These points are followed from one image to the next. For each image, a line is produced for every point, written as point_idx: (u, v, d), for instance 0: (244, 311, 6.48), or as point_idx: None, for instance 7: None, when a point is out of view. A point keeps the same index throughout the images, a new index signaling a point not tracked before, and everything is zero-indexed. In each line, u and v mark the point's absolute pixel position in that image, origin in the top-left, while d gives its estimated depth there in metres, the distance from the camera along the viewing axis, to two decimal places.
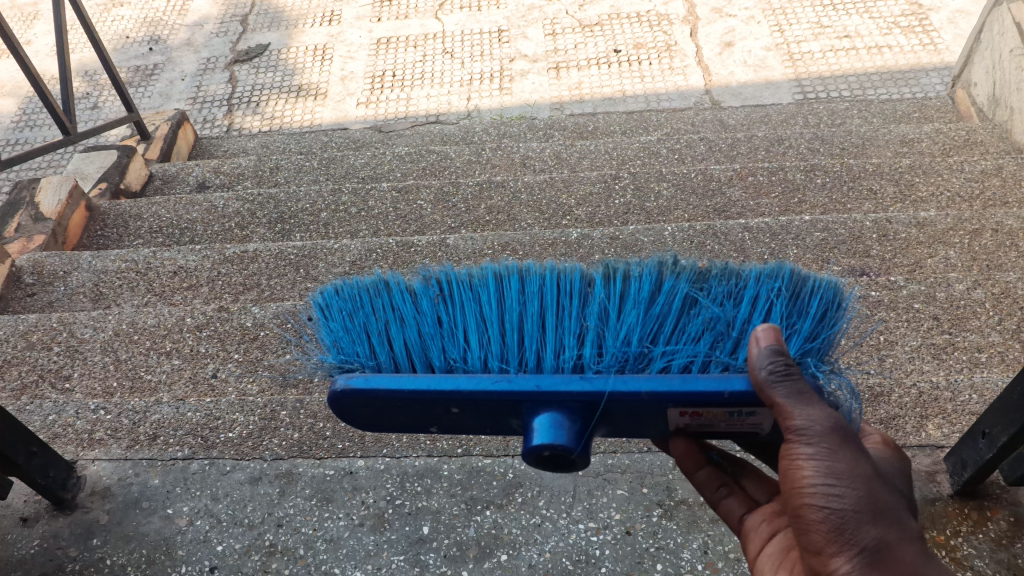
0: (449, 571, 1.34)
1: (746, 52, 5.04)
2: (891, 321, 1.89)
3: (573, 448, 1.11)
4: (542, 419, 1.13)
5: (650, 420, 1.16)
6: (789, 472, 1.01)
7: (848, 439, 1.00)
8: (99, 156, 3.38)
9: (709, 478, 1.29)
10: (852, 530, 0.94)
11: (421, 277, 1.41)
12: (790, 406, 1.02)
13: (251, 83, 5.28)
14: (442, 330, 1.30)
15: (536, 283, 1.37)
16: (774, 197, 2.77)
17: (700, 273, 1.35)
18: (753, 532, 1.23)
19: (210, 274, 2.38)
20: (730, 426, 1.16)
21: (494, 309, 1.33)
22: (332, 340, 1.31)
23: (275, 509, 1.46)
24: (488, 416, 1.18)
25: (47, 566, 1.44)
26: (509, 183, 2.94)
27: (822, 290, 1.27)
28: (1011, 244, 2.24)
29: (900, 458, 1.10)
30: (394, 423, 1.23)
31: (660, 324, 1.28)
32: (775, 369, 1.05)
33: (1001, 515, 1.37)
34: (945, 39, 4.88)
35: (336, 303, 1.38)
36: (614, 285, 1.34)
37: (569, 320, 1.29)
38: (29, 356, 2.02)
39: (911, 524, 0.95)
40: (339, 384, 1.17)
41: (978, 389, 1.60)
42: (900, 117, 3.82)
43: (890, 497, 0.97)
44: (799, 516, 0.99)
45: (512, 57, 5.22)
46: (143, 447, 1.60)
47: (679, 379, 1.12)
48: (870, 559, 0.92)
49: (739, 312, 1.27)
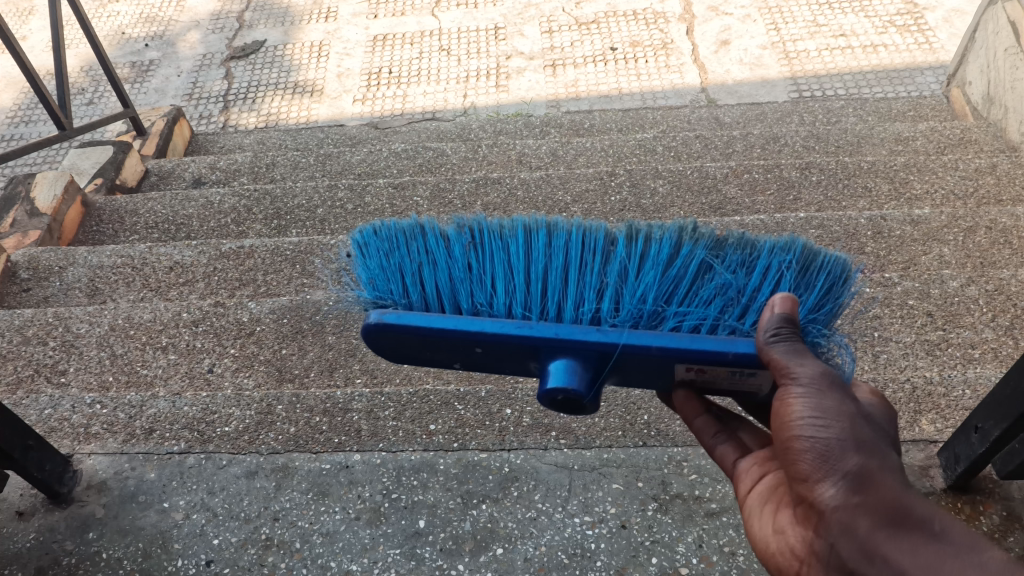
0: (445, 564, 1.35)
1: (742, 50, 5.05)
2: (886, 317, 1.90)
3: (585, 394, 1.14)
4: (557, 364, 1.16)
5: (659, 374, 1.18)
6: (778, 410, 1.02)
7: (836, 382, 1.01)
8: (95, 151, 3.37)
9: (708, 424, 1.26)
10: (836, 457, 0.95)
11: (454, 225, 1.41)
12: (784, 357, 1.03)
13: (247, 79, 5.28)
14: (476, 275, 1.30)
15: (563, 238, 1.36)
16: (769, 195, 2.78)
17: (717, 241, 1.34)
18: (743, 474, 1.22)
19: (206, 270, 2.38)
20: (732, 387, 1.17)
21: (521, 261, 1.32)
22: (368, 277, 1.31)
23: (271, 503, 1.46)
24: (508, 359, 1.21)
25: (42, 559, 1.44)
26: (505, 180, 2.95)
27: (830, 266, 1.27)
28: (1004, 242, 2.25)
29: (885, 406, 1.09)
30: (420, 357, 1.25)
31: (675, 286, 1.27)
32: (778, 331, 1.06)
33: (993, 509, 1.39)
34: (940, 38, 4.90)
35: (373, 242, 1.37)
36: (635, 245, 1.34)
37: (591, 275, 1.28)
38: (24, 351, 2.02)
39: (894, 458, 0.96)
40: (373, 317, 1.20)
41: (972, 384, 1.61)
42: (894, 116, 3.84)
43: (874, 433, 0.98)
44: (786, 449, 1.01)
45: (508, 54, 5.22)
46: (139, 441, 1.60)
47: (688, 338, 1.14)
48: (854, 484, 0.94)
49: (749, 280, 1.27)
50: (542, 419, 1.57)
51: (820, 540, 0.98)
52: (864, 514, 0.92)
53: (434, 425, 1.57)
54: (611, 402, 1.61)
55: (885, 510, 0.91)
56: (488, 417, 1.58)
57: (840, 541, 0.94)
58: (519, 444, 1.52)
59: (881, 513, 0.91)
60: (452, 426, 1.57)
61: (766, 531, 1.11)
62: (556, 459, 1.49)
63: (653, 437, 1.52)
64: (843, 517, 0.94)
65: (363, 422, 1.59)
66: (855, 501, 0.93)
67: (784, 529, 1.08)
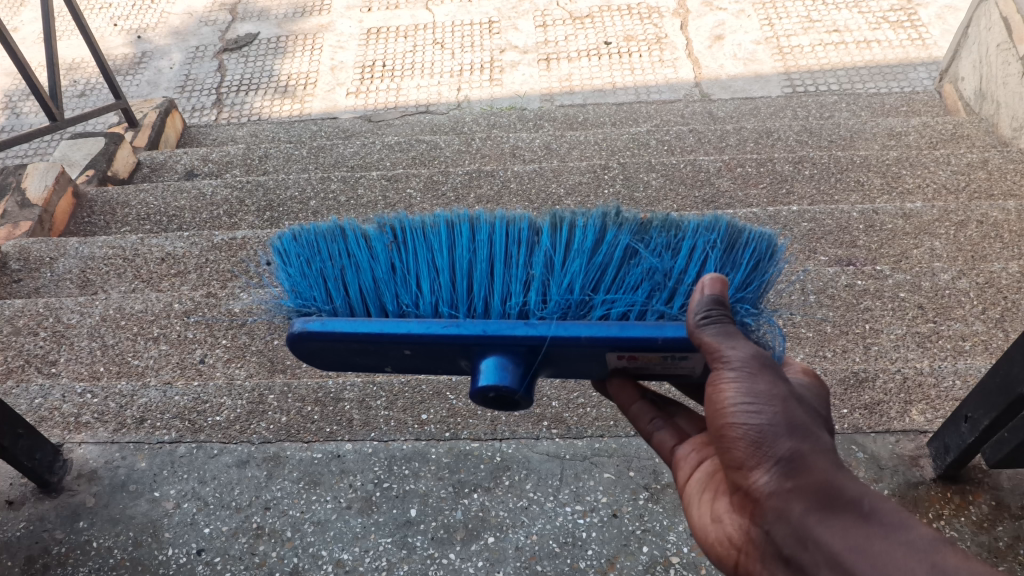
0: (436, 553, 1.35)
1: (735, 45, 5.05)
2: (876, 309, 1.91)
3: (517, 389, 1.13)
4: (488, 362, 1.15)
5: (592, 361, 1.17)
6: (711, 395, 1.01)
7: (768, 364, 1.00)
8: (87, 143, 3.35)
9: (645, 410, 1.27)
10: (770, 443, 0.94)
11: (375, 225, 1.41)
12: (716, 339, 1.02)
13: (240, 73, 5.26)
14: (400, 277, 1.30)
15: (486, 231, 1.37)
16: (762, 189, 2.79)
17: (642, 226, 1.36)
18: (683, 461, 1.22)
19: (199, 261, 2.37)
20: (666, 370, 1.17)
21: (445, 257, 1.33)
22: (290, 284, 1.31)
23: (262, 492, 1.46)
24: (439, 360, 1.20)
25: (32, 548, 1.43)
26: (498, 173, 2.96)
27: (756, 242, 1.28)
28: (995, 236, 2.26)
29: (818, 384, 1.11)
30: (350, 363, 1.24)
31: (602, 273, 1.28)
32: (710, 313, 1.05)
33: (982, 499, 1.40)
34: (933, 35, 4.91)
35: (292, 248, 1.36)
36: (560, 235, 1.35)
37: (517, 268, 1.29)
38: (15, 341, 2.00)
39: (825, 439, 0.96)
40: (296, 326, 1.19)
41: (961, 375, 1.63)
42: (887, 111, 3.85)
43: (806, 416, 0.97)
44: (720, 436, 0.99)
45: (502, 48, 5.21)
46: (130, 430, 1.60)
47: (617, 326, 1.13)
48: (787, 469, 0.93)
49: (676, 263, 1.28)
50: (533, 409, 1.58)
51: (755, 528, 0.98)
52: (797, 499, 0.92)
53: (425, 415, 1.57)
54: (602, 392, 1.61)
55: (817, 494, 0.90)
56: (479, 406, 1.59)
57: (774, 527, 0.94)
58: (510, 433, 1.52)
59: (812, 497, 0.91)
60: (444, 416, 1.57)
61: (704, 519, 1.10)
62: (547, 448, 1.49)
63: None
64: (778, 503, 0.93)
65: (354, 411, 1.59)
66: (788, 487, 0.92)
67: (720, 518, 1.07)
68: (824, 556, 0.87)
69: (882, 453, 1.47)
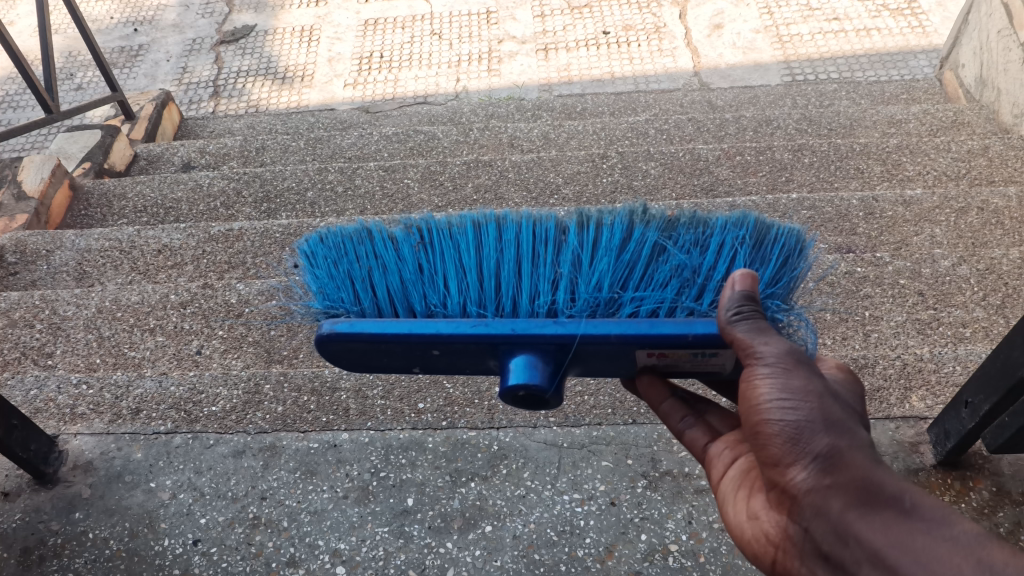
0: (434, 542, 1.34)
1: (734, 34, 5.03)
2: (877, 296, 1.90)
3: (547, 388, 1.12)
4: (517, 361, 1.13)
5: (620, 360, 1.16)
6: (746, 392, 0.99)
7: (803, 360, 0.98)
8: (83, 136, 3.34)
9: (676, 407, 1.26)
10: (807, 439, 0.92)
11: (401, 226, 1.39)
12: (748, 335, 1.00)
13: (236, 64, 5.24)
14: (431, 278, 1.29)
15: (513, 230, 1.35)
16: (761, 177, 2.78)
17: (668, 222, 1.34)
18: (715, 458, 1.21)
19: (196, 253, 2.36)
20: (694, 367, 1.15)
21: (472, 257, 1.31)
22: (317, 286, 1.30)
23: (259, 482, 1.45)
24: (469, 362, 1.19)
25: (28, 540, 1.42)
26: (496, 162, 2.94)
27: (785, 237, 1.26)
28: (996, 222, 2.25)
29: (852, 380, 1.10)
30: (377, 364, 1.23)
31: (631, 270, 1.27)
32: (741, 309, 1.03)
33: (982, 485, 1.38)
34: (933, 22, 4.88)
35: (319, 250, 1.34)
36: (587, 233, 1.33)
37: (545, 267, 1.27)
38: (11, 333, 1.99)
39: (862, 435, 0.93)
40: (324, 328, 1.17)
41: (963, 361, 1.61)
42: (887, 99, 3.83)
43: (842, 412, 0.95)
44: (755, 433, 0.98)
45: (500, 38, 5.19)
46: (125, 421, 1.59)
47: (647, 323, 1.11)
48: (825, 466, 0.90)
49: (704, 259, 1.26)
50: None
51: (793, 524, 0.96)
52: (836, 495, 0.89)
53: (422, 404, 1.56)
54: (601, 381, 1.60)
55: (856, 489, 0.88)
56: (477, 396, 1.58)
57: (813, 524, 0.92)
58: (507, 422, 1.51)
59: (851, 493, 0.88)
60: (441, 404, 1.56)
61: (740, 517, 1.08)
62: (545, 437, 1.48)
63: (643, 415, 1.52)
64: (816, 499, 0.91)
65: (351, 401, 1.58)
66: (826, 483, 0.90)
67: (757, 515, 1.05)
68: (866, 552, 0.86)
69: (881, 440, 1.46)
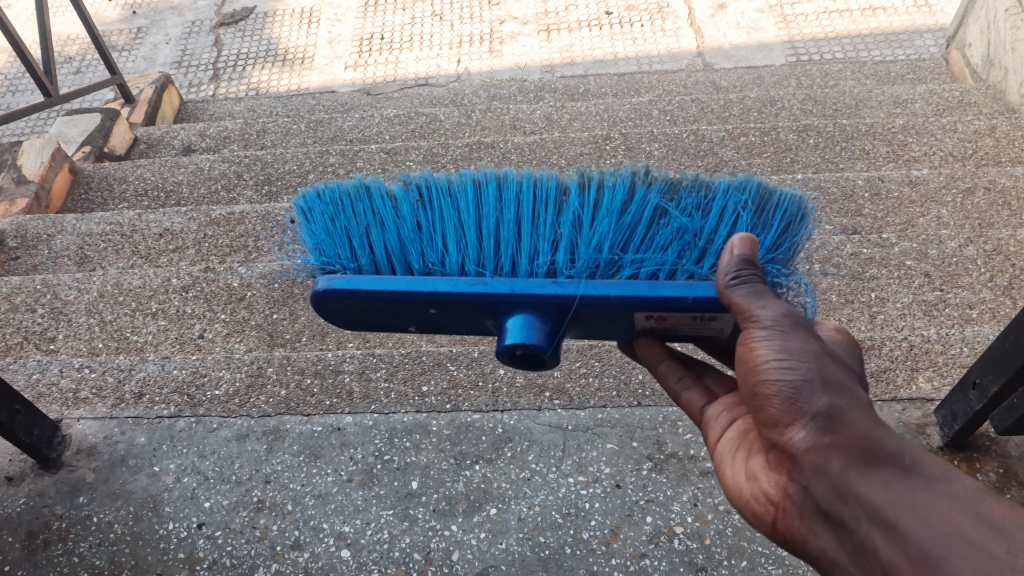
0: (438, 525, 1.34)
1: (738, 14, 4.98)
2: (882, 278, 1.88)
3: (545, 348, 1.10)
4: (515, 320, 1.12)
5: (619, 322, 1.15)
6: (744, 354, 0.99)
7: (801, 323, 0.98)
8: (82, 119, 3.30)
9: (672, 368, 1.25)
10: (805, 398, 0.92)
11: (401, 183, 1.37)
12: (745, 299, 1.00)
13: (236, 48, 5.20)
14: (425, 230, 1.26)
15: (513, 190, 1.33)
16: (766, 157, 2.75)
17: (671, 184, 1.32)
18: (712, 420, 1.19)
19: (197, 236, 2.35)
20: (693, 331, 1.14)
21: (471, 216, 1.30)
22: (314, 243, 1.28)
23: (262, 465, 1.45)
24: (475, 315, 1.18)
25: (33, 524, 1.42)
26: (499, 144, 2.91)
27: (787, 202, 1.25)
28: (1003, 203, 2.22)
29: (851, 343, 1.08)
30: (374, 323, 1.21)
31: (631, 233, 1.25)
32: (739, 273, 1.03)
33: (989, 467, 1.38)
34: (939, 1, 4.84)
35: (317, 206, 1.33)
36: (587, 194, 1.31)
37: (544, 227, 1.26)
38: (12, 318, 1.98)
39: (863, 395, 0.92)
40: (320, 284, 1.16)
41: (969, 342, 1.60)
42: (894, 79, 3.79)
43: (840, 372, 0.94)
44: (754, 393, 0.97)
45: (502, 19, 5.14)
46: (129, 405, 1.58)
47: (646, 285, 1.10)
48: (824, 425, 0.90)
49: (705, 223, 1.25)
50: (535, 380, 1.56)
51: (793, 484, 0.95)
52: (835, 453, 0.88)
53: (426, 387, 1.56)
54: (606, 362, 1.59)
55: (858, 447, 0.86)
56: (481, 377, 1.57)
57: (812, 483, 0.90)
58: (512, 404, 1.51)
59: (851, 451, 0.87)
60: (445, 387, 1.55)
61: (738, 479, 1.07)
62: (549, 419, 1.47)
63: (647, 397, 1.51)
64: (815, 458, 0.90)
65: (354, 384, 1.58)
66: (826, 442, 0.89)
67: (755, 475, 1.04)
68: (865, 510, 0.83)
69: (889, 422, 1.45)
